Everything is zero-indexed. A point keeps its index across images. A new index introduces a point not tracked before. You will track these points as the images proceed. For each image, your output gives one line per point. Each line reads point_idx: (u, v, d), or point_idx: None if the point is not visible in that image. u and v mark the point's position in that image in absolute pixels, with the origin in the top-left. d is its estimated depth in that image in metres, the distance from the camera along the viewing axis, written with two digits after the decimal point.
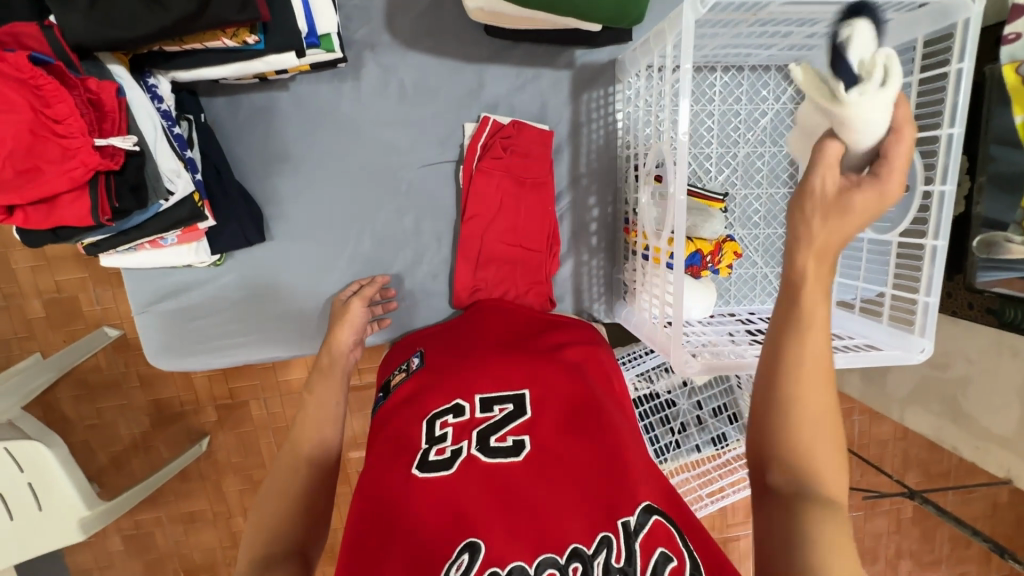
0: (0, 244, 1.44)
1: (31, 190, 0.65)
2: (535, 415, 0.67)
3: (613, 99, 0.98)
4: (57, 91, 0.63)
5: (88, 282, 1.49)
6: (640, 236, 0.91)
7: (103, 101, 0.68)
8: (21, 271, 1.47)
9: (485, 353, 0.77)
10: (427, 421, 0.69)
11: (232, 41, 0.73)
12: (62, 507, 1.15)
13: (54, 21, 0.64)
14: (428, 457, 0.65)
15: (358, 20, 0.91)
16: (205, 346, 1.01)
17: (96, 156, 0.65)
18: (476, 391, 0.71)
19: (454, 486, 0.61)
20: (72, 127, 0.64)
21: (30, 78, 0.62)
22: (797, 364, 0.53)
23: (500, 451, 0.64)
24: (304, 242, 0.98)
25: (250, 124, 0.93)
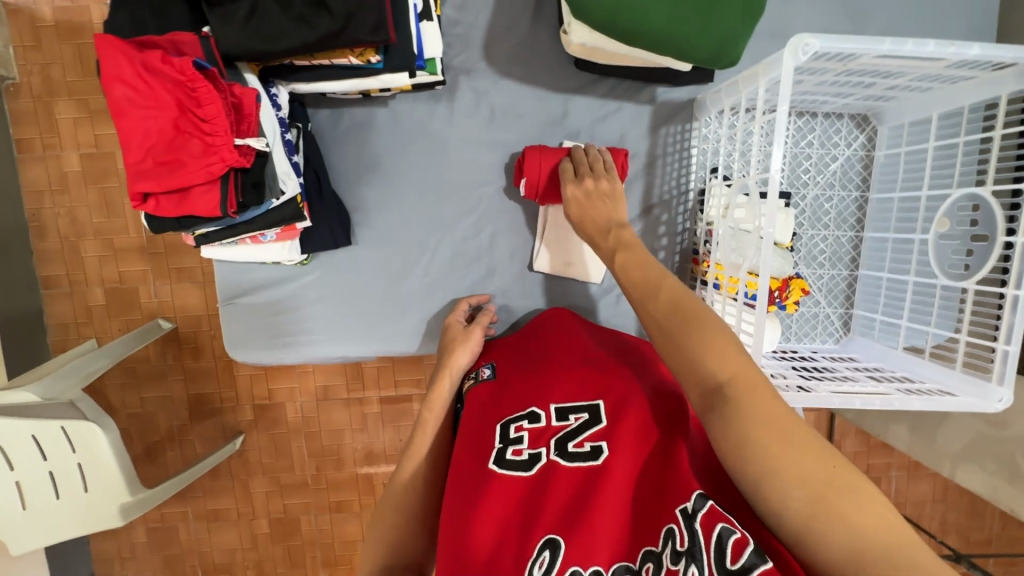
0: (76, 233, 1.53)
1: (171, 179, 0.72)
2: (610, 421, 0.70)
3: (690, 136, 1.02)
4: (208, 92, 0.69)
5: (150, 275, 1.57)
6: (713, 267, 0.94)
7: (243, 105, 0.74)
8: (89, 258, 1.55)
9: (555, 367, 0.82)
10: (502, 425, 0.75)
11: (357, 60, 0.80)
12: (106, 491, 1.17)
13: (211, 32, 0.71)
14: (505, 456, 0.70)
15: (458, 48, 0.98)
16: (278, 342, 1.05)
17: (234, 153, 0.72)
18: (551, 400, 0.75)
19: (532, 488, 0.65)
20: (216, 126, 0.70)
21: (189, 81, 0.69)
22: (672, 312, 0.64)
23: (578, 456, 0.67)
24: (383, 249, 1.03)
25: (347, 136, 1.00)
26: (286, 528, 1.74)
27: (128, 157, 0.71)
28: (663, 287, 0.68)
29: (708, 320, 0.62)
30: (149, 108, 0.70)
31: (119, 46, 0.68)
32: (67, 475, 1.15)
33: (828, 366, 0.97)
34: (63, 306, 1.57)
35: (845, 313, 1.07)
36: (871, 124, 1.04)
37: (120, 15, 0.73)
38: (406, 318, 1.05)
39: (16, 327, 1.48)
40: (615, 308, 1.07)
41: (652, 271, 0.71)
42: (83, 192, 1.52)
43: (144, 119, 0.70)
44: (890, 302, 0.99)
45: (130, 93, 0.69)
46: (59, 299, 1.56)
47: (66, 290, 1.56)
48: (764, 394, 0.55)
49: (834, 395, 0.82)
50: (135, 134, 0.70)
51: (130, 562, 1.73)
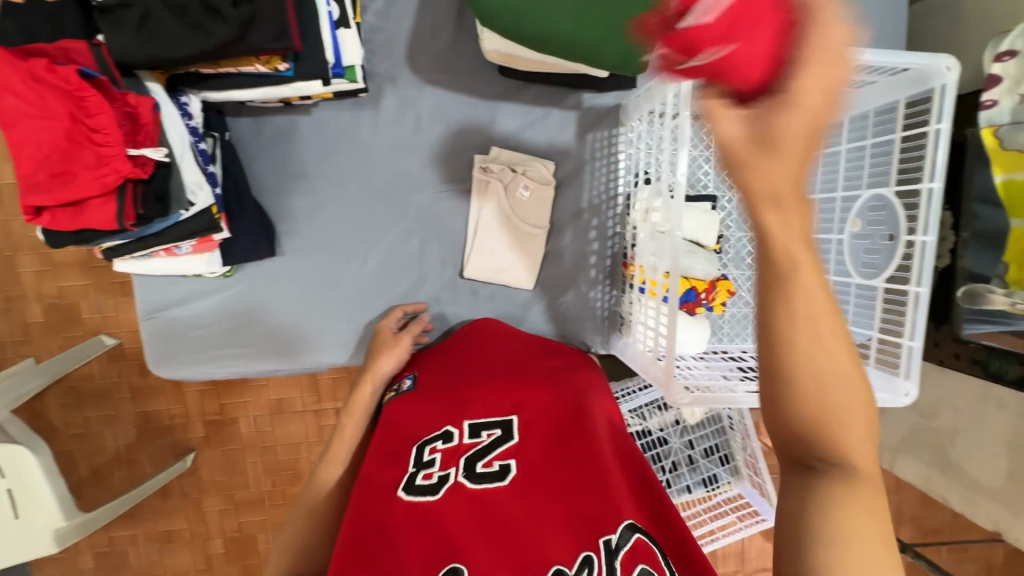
0: (9, 248, 1.47)
1: (62, 192, 0.69)
2: (521, 439, 0.70)
3: (616, 141, 1.03)
4: (99, 103, 0.68)
5: (91, 289, 1.51)
6: (638, 270, 0.95)
7: (139, 115, 0.71)
8: (25, 274, 1.49)
9: (468, 381, 0.81)
10: (419, 446, 0.73)
11: (264, 68, 0.79)
12: (38, 515, 1.12)
13: (103, 41, 0.70)
14: (415, 482, 0.67)
15: (382, 55, 0.97)
16: (206, 356, 1.02)
17: (129, 164, 0.70)
18: (465, 418, 0.74)
19: (442, 512, 0.63)
20: (110, 136, 0.69)
21: (75, 90, 0.67)
22: (825, 342, 0.37)
23: (486, 477, 0.66)
24: (312, 259, 1.01)
25: (270, 145, 0.98)
26: (242, 547, 1.69)
27: (20, 168, 0.69)
28: (820, 320, 0.37)
29: (860, 381, 0.38)
30: (34, 119, 0.67)
31: (1, 54, 0.66)
32: None
33: (754, 366, 0.98)
34: None
35: None
36: None
37: (9, 23, 0.71)
38: (339, 329, 1.03)
39: None
40: (552, 312, 1.07)
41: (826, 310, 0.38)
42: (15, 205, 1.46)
43: (31, 131, 0.67)
44: None
45: (14, 102, 0.67)
46: None
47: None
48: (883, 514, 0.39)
49: (752, 393, 0.83)
50: (22, 145, 0.68)
51: None
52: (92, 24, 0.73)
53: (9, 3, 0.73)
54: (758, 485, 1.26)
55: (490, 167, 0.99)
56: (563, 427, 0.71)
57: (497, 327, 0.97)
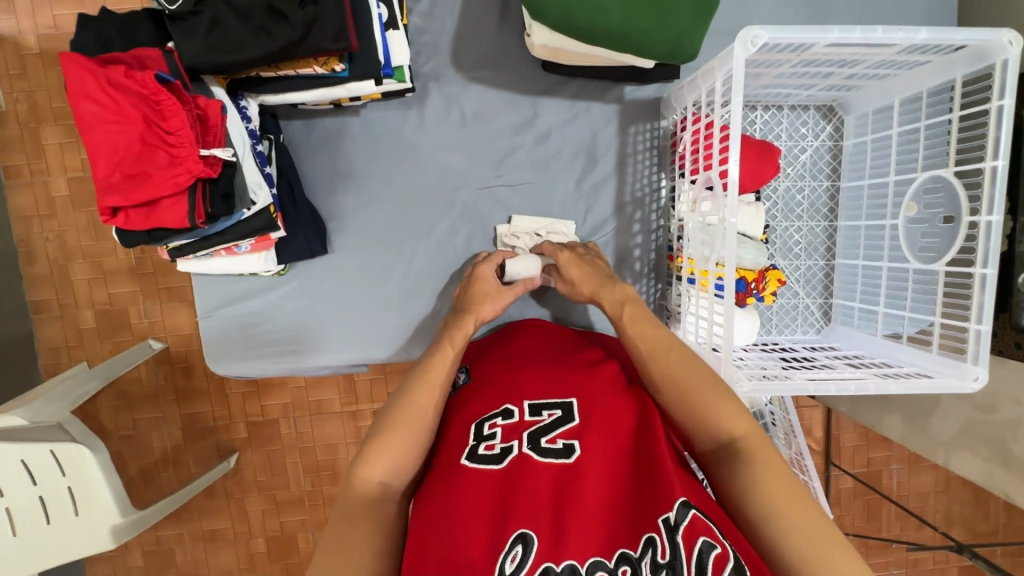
0: (63, 257, 1.54)
1: (135, 192, 0.72)
2: (582, 419, 0.70)
3: (659, 133, 1.03)
4: (172, 105, 0.71)
5: (139, 295, 1.57)
6: (686, 262, 0.94)
7: (208, 116, 0.75)
8: (78, 282, 1.55)
9: (524, 366, 0.82)
10: (477, 423, 0.74)
11: (321, 69, 0.81)
12: (97, 507, 1.15)
13: (175, 47, 0.73)
14: (478, 451, 0.69)
15: (427, 55, 0.99)
16: (259, 353, 1.05)
17: (200, 164, 0.73)
18: (524, 399, 0.75)
19: (504, 482, 0.64)
20: (181, 137, 0.72)
21: (152, 94, 0.71)
22: (657, 382, 0.72)
23: (550, 452, 0.66)
24: (360, 257, 1.03)
25: (320, 146, 1.00)
26: (283, 546, 1.72)
27: (96, 172, 0.72)
28: (673, 351, 0.73)
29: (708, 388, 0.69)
30: (113, 122, 0.70)
31: (81, 64, 0.70)
32: (55, 498, 1.12)
33: (806, 356, 0.96)
34: (50, 330, 1.57)
35: (825, 303, 1.07)
36: (837, 114, 1.05)
37: (85, 34, 0.75)
38: (387, 326, 1.05)
39: (5, 353, 1.48)
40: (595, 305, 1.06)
41: (660, 332, 0.76)
42: (71, 217, 1.53)
43: (109, 135, 0.71)
44: (865, 289, 1.00)
45: (93, 107, 0.70)
46: (47, 323, 1.57)
47: (54, 314, 1.56)
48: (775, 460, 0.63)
49: (811, 381, 0.82)
50: (100, 147, 0.71)
51: None
52: (162, 33, 0.77)
53: (85, 16, 0.77)
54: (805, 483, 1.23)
55: (515, 234, 1.01)
56: (617, 409, 0.72)
57: (545, 326, 0.97)
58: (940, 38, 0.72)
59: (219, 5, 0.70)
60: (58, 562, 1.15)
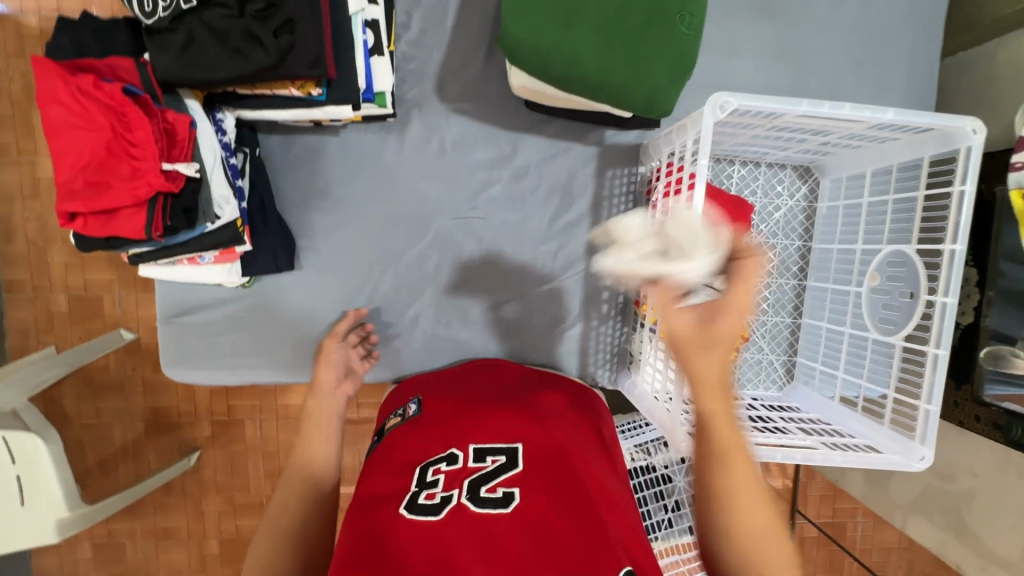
0: (42, 239, 1.52)
1: (95, 200, 0.72)
2: (527, 467, 0.68)
3: (636, 179, 1.04)
4: (139, 118, 0.71)
5: (115, 284, 1.55)
6: (649, 310, 0.94)
7: (176, 131, 0.75)
8: (55, 266, 1.54)
9: (475, 411, 0.81)
10: (422, 467, 0.71)
11: (297, 91, 0.81)
12: (46, 500, 1.13)
13: (148, 59, 0.73)
14: (417, 500, 0.65)
15: (412, 82, 0.99)
16: (217, 362, 1.03)
17: (161, 178, 0.72)
18: (471, 442, 0.73)
19: (440, 532, 0.60)
20: (144, 150, 0.71)
21: (119, 106, 0.71)
22: (717, 439, 0.59)
23: (489, 501, 0.64)
24: (328, 275, 1.03)
25: (297, 162, 1.00)
26: (237, 550, 1.69)
27: (59, 176, 0.71)
28: (721, 415, 0.59)
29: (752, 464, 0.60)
30: (77, 130, 0.70)
31: (53, 72, 0.70)
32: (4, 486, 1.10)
33: (764, 416, 0.96)
34: (21, 311, 1.55)
35: (788, 361, 1.08)
36: (814, 175, 1.06)
37: (63, 37, 0.75)
38: None
39: None
40: (560, 343, 1.06)
41: (724, 380, 0.59)
42: (51, 200, 1.51)
43: (75, 141, 0.70)
44: (828, 352, 1.00)
45: (58, 113, 0.70)
46: (18, 304, 1.55)
47: (26, 295, 1.54)
48: (747, 482, 0.59)
49: (758, 445, 0.81)
50: (65, 154, 0.71)
51: None
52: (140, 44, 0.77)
53: (66, 19, 0.77)
54: None
55: None
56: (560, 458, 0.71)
57: (509, 366, 0.98)
58: (906, 120, 0.74)
59: (196, 24, 0.70)
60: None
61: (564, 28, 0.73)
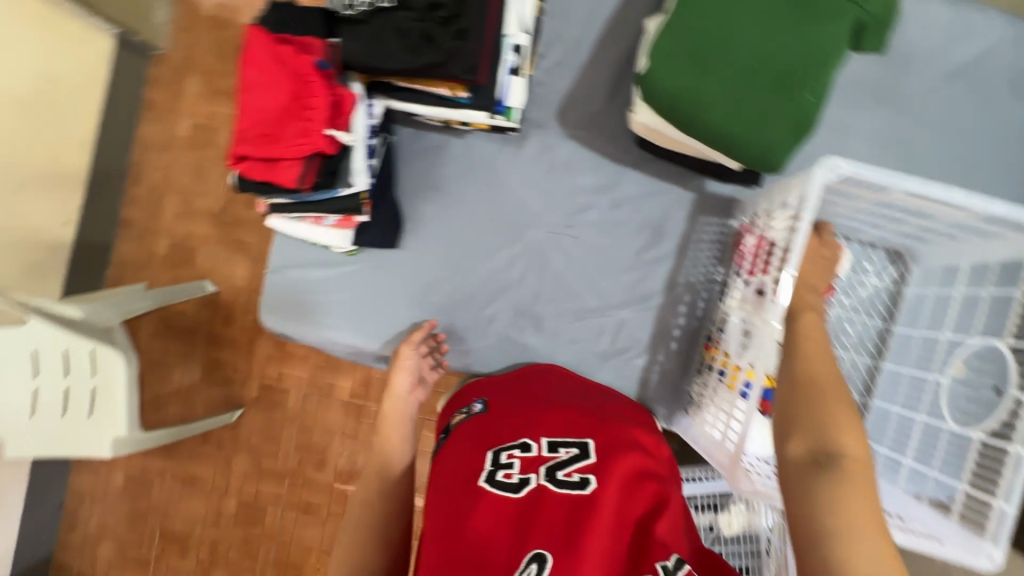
0: (163, 186, 1.70)
1: (264, 149, 0.84)
2: (599, 458, 0.72)
3: (727, 230, 1.09)
4: (319, 88, 0.82)
5: (213, 239, 1.69)
6: (722, 354, 0.97)
7: (343, 103, 0.85)
8: (167, 211, 1.70)
9: (542, 408, 0.85)
10: (496, 450, 0.77)
11: (447, 91, 0.92)
12: (108, 418, 1.25)
13: (337, 41, 0.85)
14: (495, 477, 0.73)
15: (537, 105, 1.10)
16: (306, 317, 1.12)
17: (323, 140, 0.83)
18: (544, 434, 0.78)
19: (521, 508, 0.68)
20: (317, 114, 0.82)
21: (305, 74, 0.82)
22: (809, 369, 0.65)
23: (567, 484, 0.69)
24: (423, 260, 1.11)
25: (420, 154, 1.11)
26: (249, 514, 1.71)
27: (242, 126, 0.85)
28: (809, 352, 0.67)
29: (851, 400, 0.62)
30: (268, 89, 0.84)
31: (262, 39, 0.84)
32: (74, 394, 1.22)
33: None
34: (127, 247, 1.70)
35: None
36: (904, 261, 1.07)
37: (271, 15, 0.89)
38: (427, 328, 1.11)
39: (84, 253, 1.62)
40: (623, 369, 1.09)
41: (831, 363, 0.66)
42: (181, 154, 1.69)
43: (261, 99, 0.84)
44: (896, 438, 0.99)
45: (259, 74, 0.84)
46: (126, 239, 1.69)
47: (134, 233, 1.69)
48: (815, 366, 0.65)
49: None
50: (254, 106, 0.84)
51: (98, 505, 1.74)
52: (327, 22, 0.89)
53: None
54: None
55: None
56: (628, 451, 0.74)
57: (558, 372, 1.02)
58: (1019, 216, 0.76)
59: (386, 21, 0.83)
60: (64, 455, 1.22)
61: (697, 78, 0.81)
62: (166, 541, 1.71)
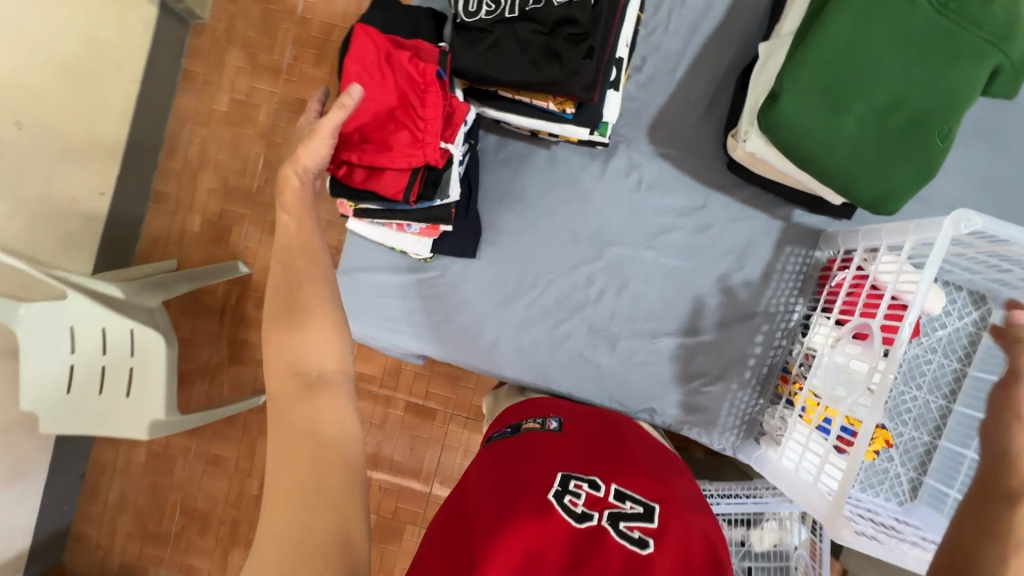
0: (200, 161, 1.58)
1: (370, 156, 0.80)
2: (666, 525, 0.64)
3: (811, 261, 1.07)
4: (435, 100, 0.80)
5: (246, 221, 1.57)
6: (806, 393, 0.95)
7: (455, 116, 0.84)
8: (201, 188, 1.59)
9: (616, 450, 0.76)
10: (564, 473, 0.70)
11: (554, 106, 0.88)
12: (149, 399, 1.20)
13: (451, 50, 0.82)
14: (561, 498, 0.66)
15: (628, 120, 1.07)
16: (377, 322, 1.10)
17: (435, 154, 0.81)
18: (616, 480, 0.70)
19: (575, 544, 0.61)
20: (430, 127, 0.80)
21: (423, 85, 0.80)
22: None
23: (628, 539, 0.62)
24: (499, 271, 1.09)
25: (503, 163, 1.08)
26: None
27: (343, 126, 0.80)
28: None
29: None
30: (377, 92, 0.78)
31: (373, 39, 0.78)
32: (114, 372, 1.17)
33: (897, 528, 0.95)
34: (159, 222, 1.60)
35: (915, 479, 1.07)
36: (987, 304, 1.06)
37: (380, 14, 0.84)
38: (499, 340, 1.09)
39: (116, 227, 1.51)
40: (693, 394, 1.08)
41: None
42: (219, 131, 1.58)
43: (366, 100, 0.78)
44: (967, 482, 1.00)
45: (363, 74, 0.78)
46: (159, 215, 1.60)
47: (169, 209, 1.60)
48: None
49: None
50: (357, 112, 0.79)
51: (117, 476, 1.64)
52: (437, 31, 0.87)
53: None
54: None
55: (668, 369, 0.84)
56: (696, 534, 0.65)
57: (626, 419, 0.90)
58: None
59: (505, 34, 0.80)
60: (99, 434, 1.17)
61: (828, 116, 0.78)
62: (186, 520, 1.62)
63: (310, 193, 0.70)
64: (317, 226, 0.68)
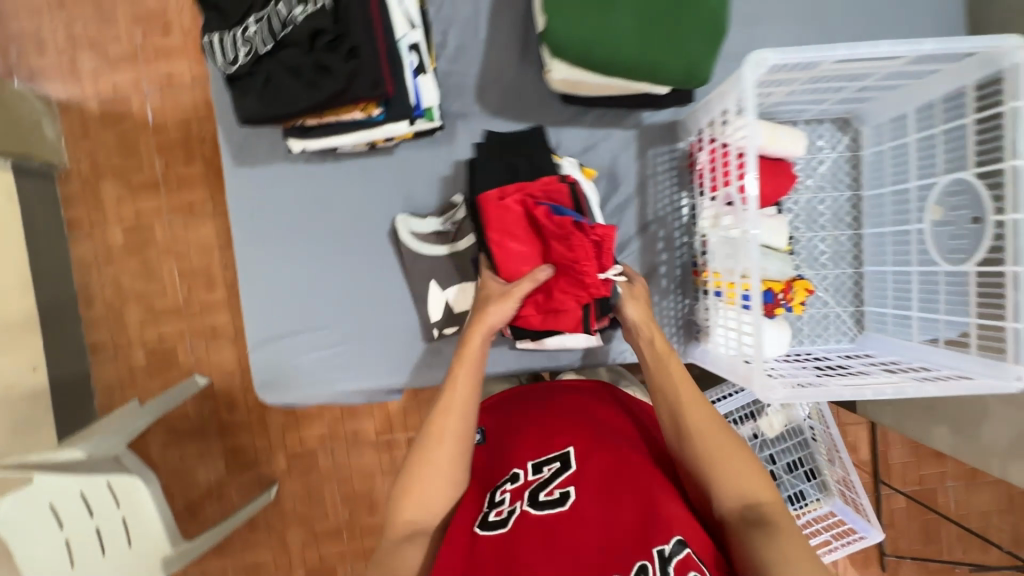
0: (119, 298, 1.49)
1: (551, 309, 0.92)
2: (578, 468, 0.77)
3: (677, 155, 1.08)
4: (581, 242, 0.84)
5: (186, 333, 1.50)
6: (712, 276, 0.96)
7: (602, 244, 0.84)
8: (131, 323, 1.50)
9: (528, 419, 0.91)
10: (492, 489, 0.81)
11: (360, 113, 0.89)
12: (148, 538, 1.10)
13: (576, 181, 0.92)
14: (488, 517, 0.76)
15: (453, 97, 1.07)
16: (306, 383, 1.09)
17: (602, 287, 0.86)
18: (529, 460, 0.83)
19: (510, 536, 0.71)
20: (587, 265, 0.85)
21: (566, 232, 0.86)
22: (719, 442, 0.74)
23: (548, 502, 0.74)
24: (397, 286, 1.09)
25: (357, 184, 1.08)
26: None
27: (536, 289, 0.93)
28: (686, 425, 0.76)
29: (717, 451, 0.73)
30: (536, 251, 0.92)
31: (512, 214, 0.92)
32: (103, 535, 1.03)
33: (844, 364, 0.96)
34: (104, 369, 1.50)
35: (857, 311, 1.07)
36: (853, 126, 1.07)
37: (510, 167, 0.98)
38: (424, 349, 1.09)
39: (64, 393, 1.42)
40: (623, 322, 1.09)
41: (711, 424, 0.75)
42: (125, 262, 1.48)
43: (534, 252, 0.92)
44: (898, 294, 1.00)
45: (517, 235, 0.92)
46: (102, 363, 1.50)
47: (109, 353, 1.50)
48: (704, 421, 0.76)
49: (846, 387, 0.80)
50: (515, 275, 0.93)
51: None
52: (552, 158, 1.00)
53: None
54: (852, 501, 1.24)
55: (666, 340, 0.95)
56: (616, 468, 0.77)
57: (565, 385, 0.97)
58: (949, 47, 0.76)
59: (273, 65, 0.80)
60: None
61: (601, 18, 0.79)
62: None
63: (478, 362, 0.86)
64: (470, 379, 0.84)
